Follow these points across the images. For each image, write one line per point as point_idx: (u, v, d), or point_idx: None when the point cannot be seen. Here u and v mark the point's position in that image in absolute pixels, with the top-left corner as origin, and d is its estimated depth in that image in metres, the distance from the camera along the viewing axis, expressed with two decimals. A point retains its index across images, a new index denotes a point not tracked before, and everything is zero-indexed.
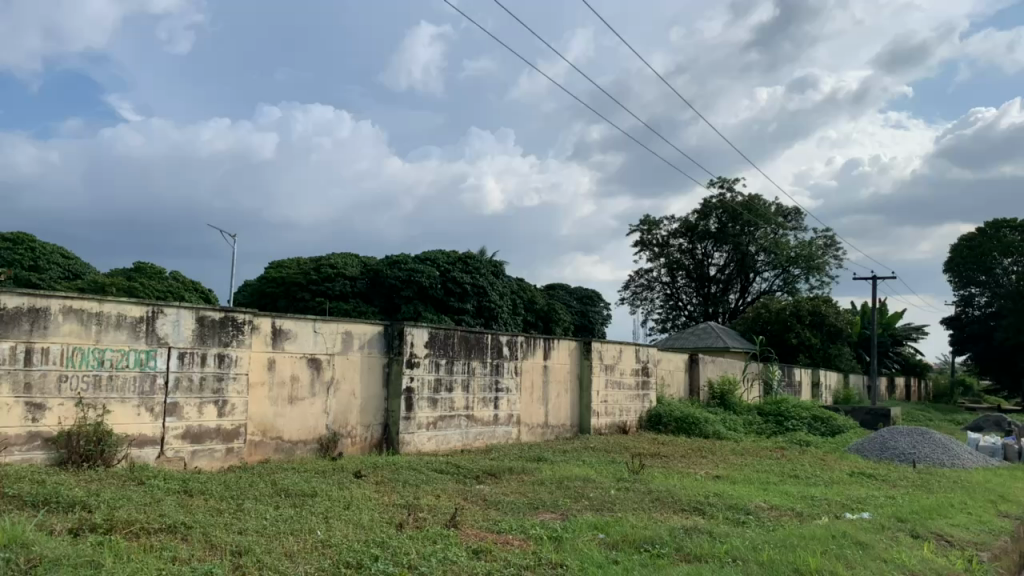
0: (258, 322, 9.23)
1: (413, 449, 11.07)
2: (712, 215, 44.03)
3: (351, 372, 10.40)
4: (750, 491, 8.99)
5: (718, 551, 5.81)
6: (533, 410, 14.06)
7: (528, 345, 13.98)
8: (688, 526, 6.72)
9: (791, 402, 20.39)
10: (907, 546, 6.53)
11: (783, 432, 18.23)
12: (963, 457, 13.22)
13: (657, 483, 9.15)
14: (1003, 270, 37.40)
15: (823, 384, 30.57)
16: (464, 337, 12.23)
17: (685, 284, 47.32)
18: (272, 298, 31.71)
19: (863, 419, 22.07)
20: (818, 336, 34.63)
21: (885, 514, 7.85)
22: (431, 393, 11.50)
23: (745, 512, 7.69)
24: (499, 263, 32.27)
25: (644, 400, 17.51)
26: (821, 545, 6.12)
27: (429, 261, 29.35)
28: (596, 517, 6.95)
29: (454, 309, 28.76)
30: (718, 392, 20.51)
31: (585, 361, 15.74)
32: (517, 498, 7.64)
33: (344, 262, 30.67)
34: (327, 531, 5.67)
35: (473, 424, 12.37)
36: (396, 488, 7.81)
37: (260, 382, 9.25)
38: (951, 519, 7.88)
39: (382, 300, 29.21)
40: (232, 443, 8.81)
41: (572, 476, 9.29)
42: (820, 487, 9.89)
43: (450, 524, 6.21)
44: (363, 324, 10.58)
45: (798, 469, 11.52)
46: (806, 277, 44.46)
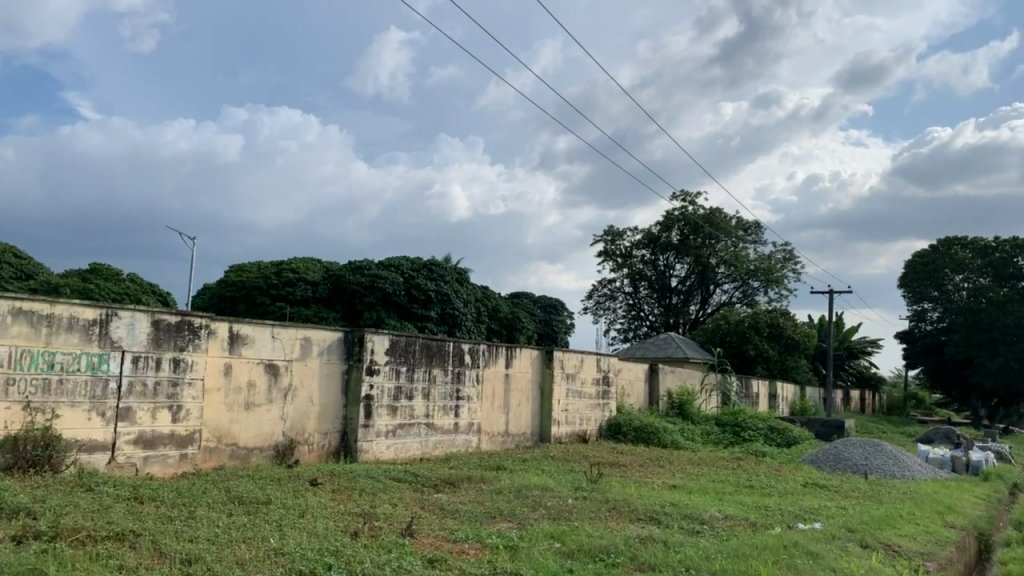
0: (215, 327, 9.11)
1: (372, 457, 11.00)
2: (675, 227, 44.53)
3: (309, 378, 10.30)
4: (705, 501, 9.09)
5: (671, 561, 5.87)
6: (494, 419, 14.06)
7: (490, 352, 13.99)
8: (644, 535, 6.78)
9: (748, 413, 20.66)
10: (856, 556, 6.66)
11: (740, 442, 18.47)
12: (913, 468, 13.55)
13: (614, 492, 9.23)
14: (954, 286, 38.33)
15: (780, 396, 31.06)
16: (425, 345, 12.22)
17: (647, 294, 47.71)
18: (231, 302, 31.29)
19: (818, 431, 22.44)
20: (776, 348, 35.15)
21: (835, 524, 8.01)
22: (391, 400, 11.44)
23: (699, 522, 7.79)
24: (463, 271, 32.24)
25: (604, 410, 17.62)
26: (774, 555, 6.21)
27: (393, 267, 29.25)
28: (553, 526, 6.97)
29: (417, 316, 28.66)
30: (677, 402, 20.73)
31: (546, 370, 15.80)
32: (474, 507, 7.63)
33: (306, 267, 30.43)
34: (281, 539, 5.61)
35: (433, 432, 12.33)
36: (352, 496, 7.74)
37: (216, 387, 9.12)
38: (899, 530, 8.05)
39: (344, 306, 29.01)
40: (186, 450, 8.67)
41: (531, 484, 9.32)
42: (774, 497, 10.05)
43: (406, 533, 6.18)
44: (322, 331, 10.49)
45: (754, 479, 11.69)
46: (766, 289, 45.15)
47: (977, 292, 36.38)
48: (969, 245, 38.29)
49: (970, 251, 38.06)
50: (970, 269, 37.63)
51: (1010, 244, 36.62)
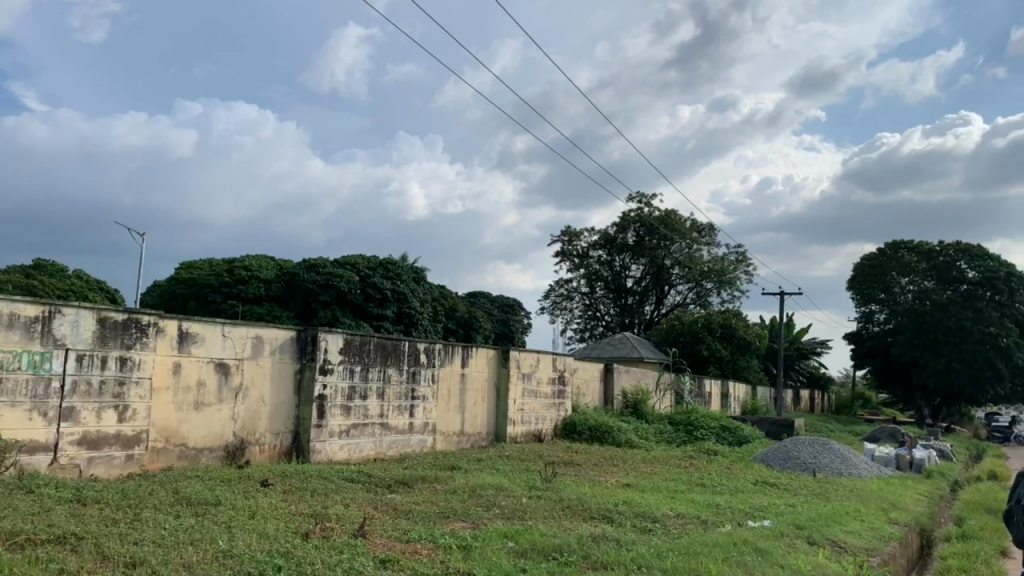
0: (164, 325, 8.93)
1: (325, 457, 10.88)
2: (631, 228, 44.94)
3: (261, 378, 10.15)
4: (658, 500, 9.19)
5: (623, 559, 5.91)
6: (449, 419, 14.01)
7: (446, 352, 13.94)
8: (596, 534, 6.81)
9: (701, 413, 20.93)
10: (804, 553, 6.79)
11: (693, 441, 18.73)
12: (859, 466, 13.89)
13: (568, 491, 9.26)
14: (901, 288, 39.32)
15: (732, 395, 31.52)
16: (380, 344, 12.13)
17: (603, 294, 48.03)
18: (182, 300, 30.62)
19: (769, 429, 22.84)
20: (727, 348, 35.68)
21: (784, 522, 8.12)
22: (345, 400, 11.34)
23: (651, 520, 7.86)
24: (420, 270, 32.08)
25: (559, 409, 17.69)
26: (724, 552, 6.30)
27: (349, 266, 28.99)
28: (506, 526, 6.95)
29: (373, 315, 28.47)
30: (631, 401, 20.92)
31: (502, 369, 15.80)
32: (428, 507, 7.59)
33: (259, 265, 29.94)
34: (229, 541, 5.52)
35: (387, 432, 12.26)
36: (304, 498, 7.64)
37: (165, 386, 8.94)
38: (846, 527, 8.23)
39: (298, 305, 28.67)
40: (133, 450, 8.48)
41: (485, 484, 9.29)
42: (725, 495, 10.20)
43: (358, 534, 6.11)
44: (274, 330, 10.35)
45: (705, 477, 11.86)
46: (719, 290, 45.84)
47: (923, 294, 37.38)
48: (914, 248, 39.38)
49: (916, 255, 39.11)
50: (916, 272, 38.65)
51: (954, 248, 37.79)
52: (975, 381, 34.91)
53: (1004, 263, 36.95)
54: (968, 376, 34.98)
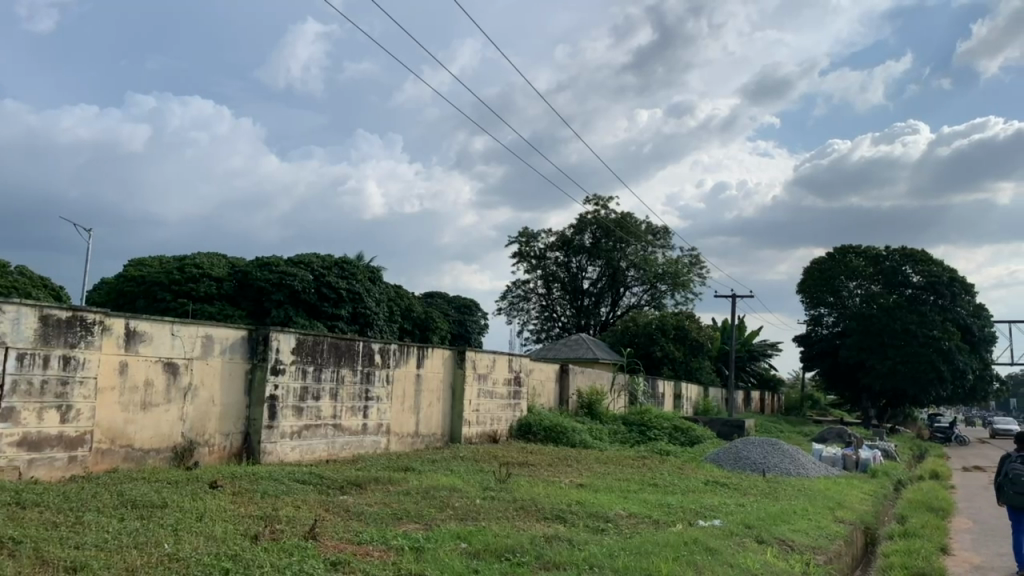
0: (110, 323, 8.71)
1: (276, 459, 10.74)
2: (587, 231, 45.26)
3: (211, 378, 9.98)
4: (611, 500, 9.26)
5: (575, 559, 5.94)
6: (404, 419, 13.93)
7: (401, 352, 13.87)
8: (549, 534, 6.83)
9: (654, 413, 21.18)
10: (753, 552, 6.89)
11: (646, 441, 18.92)
12: (807, 467, 14.18)
13: (522, 492, 9.29)
14: (850, 292, 40.22)
15: (684, 396, 31.89)
16: (334, 344, 12.02)
17: (560, 296, 48.25)
18: (131, 298, 29.84)
19: (720, 430, 23.19)
20: (681, 350, 36.15)
21: (734, 521, 8.23)
22: (297, 400, 11.21)
23: (603, 520, 7.92)
24: (376, 270, 31.85)
25: (515, 410, 17.70)
26: (674, 551, 6.37)
27: (303, 264, 28.68)
28: (459, 527, 6.95)
29: (327, 315, 28.22)
30: (586, 402, 21.05)
31: (457, 370, 15.77)
32: (381, 509, 7.55)
33: (210, 263, 29.36)
34: (176, 544, 5.41)
35: (340, 434, 12.14)
36: (254, 499, 7.54)
37: (111, 386, 8.73)
38: (793, 526, 8.39)
39: (250, 304, 28.25)
40: (75, 452, 8.25)
41: (439, 485, 9.24)
42: (677, 495, 10.32)
43: (309, 536, 6.04)
44: (224, 329, 10.18)
45: (658, 477, 12.01)
46: (673, 293, 46.41)
47: (870, 297, 38.32)
48: (862, 253, 40.34)
49: (864, 260, 40.08)
50: (865, 276, 39.58)
51: (899, 253, 38.88)
52: (918, 383, 35.89)
53: (946, 269, 38.13)
54: (912, 378, 35.95)
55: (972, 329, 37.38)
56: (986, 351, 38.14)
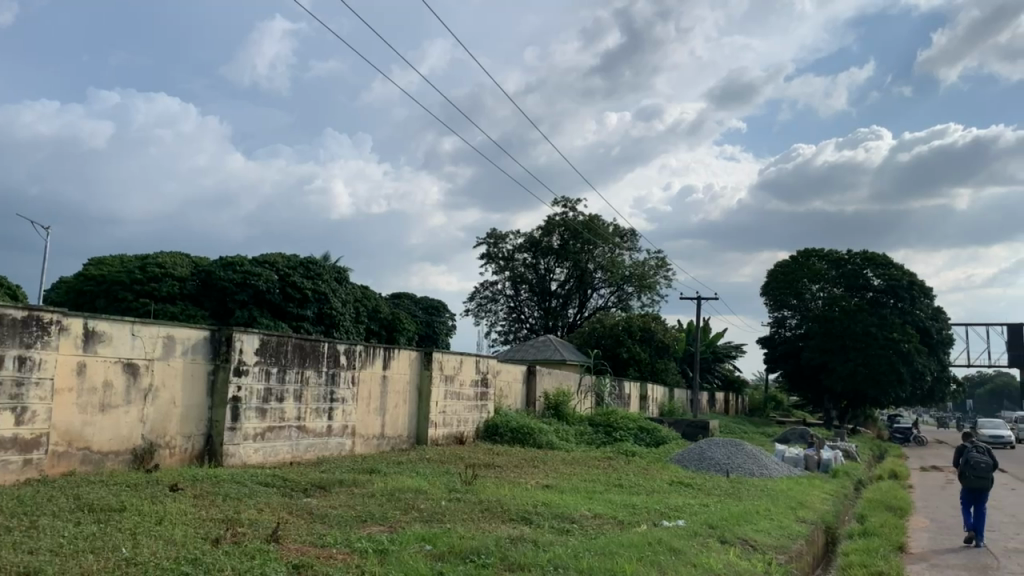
0: (68, 323, 8.54)
1: (238, 461, 10.61)
2: (555, 232, 45.37)
3: (172, 379, 9.81)
4: (576, 501, 9.31)
5: (540, 560, 5.94)
6: (369, 421, 13.83)
7: (366, 353, 13.77)
8: (515, 536, 6.84)
9: (620, 414, 21.29)
10: (716, 552, 6.96)
11: (612, 442, 19.02)
12: (769, 467, 14.35)
13: (488, 493, 9.27)
14: (812, 295, 40.77)
15: (650, 397, 32.09)
16: (298, 345, 11.90)
17: (528, 297, 48.29)
18: (91, 298, 29.17)
19: (685, 431, 23.39)
20: (646, 351, 36.44)
21: (697, 522, 8.31)
22: (260, 402, 11.07)
23: (569, 521, 7.94)
24: (342, 270, 31.63)
25: (481, 411, 17.66)
26: (639, 552, 6.40)
27: (268, 264, 28.40)
28: (424, 528, 6.93)
29: (292, 315, 28.02)
30: (553, 403, 21.10)
31: (424, 371, 15.72)
32: (346, 512, 7.47)
33: (173, 261, 28.81)
34: (134, 548, 5.31)
35: (304, 436, 12.02)
36: (216, 502, 7.43)
37: (68, 387, 8.54)
38: (755, 525, 8.49)
39: (213, 304, 27.86)
40: (29, 455, 8.07)
41: (404, 487, 9.21)
42: (641, 495, 10.37)
43: (272, 539, 5.97)
44: (186, 329, 10.03)
45: (623, 478, 12.05)
46: (639, 295, 46.75)
47: (832, 300, 38.90)
48: (824, 257, 40.97)
49: (826, 263, 40.69)
50: (827, 279, 40.15)
51: (861, 257, 39.55)
52: (879, 385, 36.55)
53: (906, 272, 38.89)
54: (873, 380, 36.61)
55: (930, 332, 38.17)
56: (944, 353, 38.95)
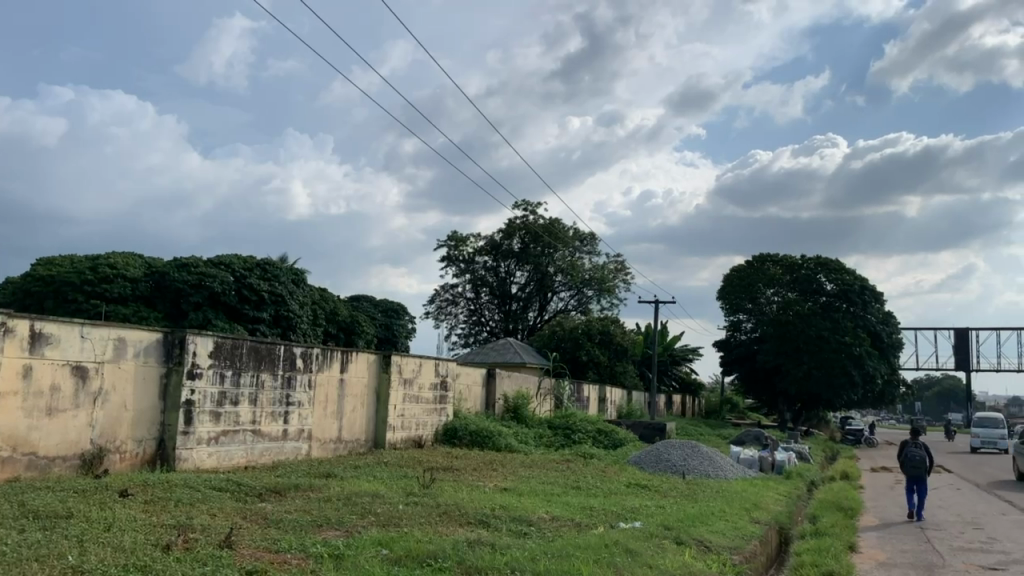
0: (14, 324, 8.30)
1: (191, 466, 10.43)
2: (516, 236, 45.50)
3: (123, 382, 9.62)
4: (534, 503, 9.32)
5: (497, 563, 5.95)
6: (326, 425, 13.69)
7: (324, 357, 13.65)
8: (472, 539, 6.82)
9: (579, 416, 21.40)
10: (672, 553, 7.05)
11: (570, 445, 19.10)
12: (725, 469, 14.54)
13: (446, 497, 9.22)
14: (766, 299, 41.32)
15: (609, 400, 32.27)
16: (254, 348, 11.73)
17: (488, 300, 48.27)
18: (38, 299, 28.36)
19: (642, 433, 23.63)
20: (605, 354, 36.67)
21: (654, 523, 8.42)
22: (214, 406, 10.90)
23: (526, 523, 7.97)
24: (300, 272, 31.29)
25: (439, 414, 17.60)
26: (596, 554, 6.45)
27: (223, 265, 28.01)
28: (381, 533, 6.89)
29: (248, 318, 27.73)
30: (512, 406, 21.10)
31: (383, 373, 15.63)
32: (301, 516, 7.40)
33: (126, 262, 28.18)
34: (80, 555, 5.19)
35: (259, 439, 11.86)
36: (166, 508, 7.27)
37: (13, 391, 8.30)
38: (711, 527, 8.61)
39: (167, 305, 27.35)
40: None
41: (361, 491, 9.12)
42: (599, 497, 10.46)
43: (224, 545, 5.89)
44: (137, 331, 9.82)
45: (582, 480, 12.12)
46: (598, 298, 47.10)
47: (786, 304, 39.53)
48: (779, 261, 41.51)
49: (780, 267, 41.27)
50: (781, 283, 40.74)
51: (814, 262, 40.28)
52: (832, 387, 37.33)
53: (857, 277, 39.69)
54: (826, 382, 37.38)
55: (881, 335, 39.13)
56: (894, 356, 39.90)
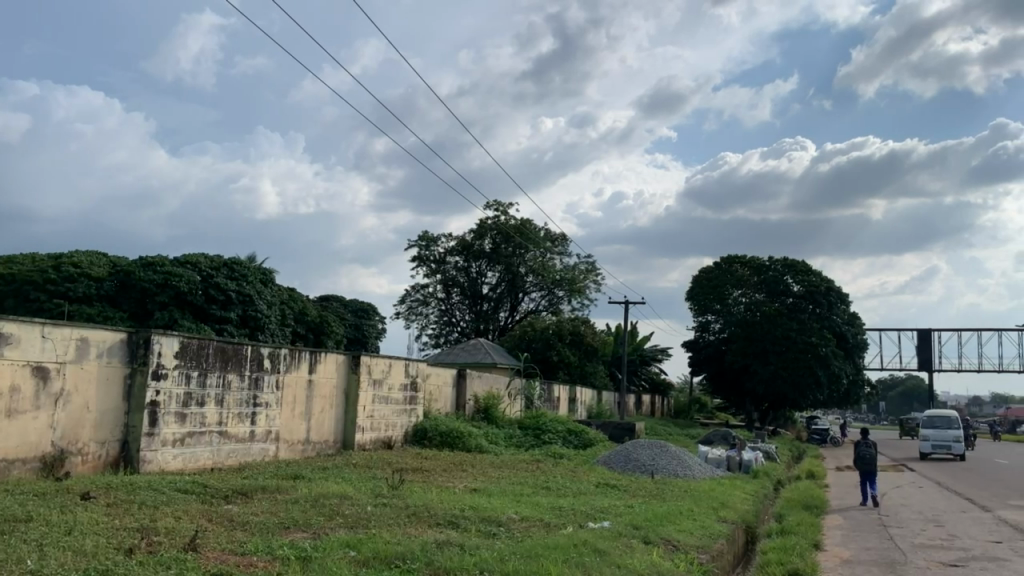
0: None
1: (156, 468, 10.27)
2: (487, 236, 45.50)
3: (86, 383, 9.45)
4: (503, 504, 9.31)
5: (466, 564, 5.93)
6: (294, 426, 13.57)
7: (292, 357, 13.53)
8: (441, 540, 6.80)
9: (549, 417, 21.44)
10: (640, 552, 7.09)
11: (540, 445, 19.13)
12: (692, 468, 14.64)
13: (414, 498, 9.18)
14: (734, 300, 41.68)
15: (579, 400, 32.37)
16: (220, 348, 11.59)
17: (459, 301, 48.19)
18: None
19: (612, 433, 23.76)
20: (576, 354, 36.78)
21: (623, 522, 8.47)
22: (180, 407, 10.75)
23: (496, 524, 7.96)
24: (268, 271, 30.99)
25: (409, 415, 17.52)
26: (563, 554, 6.46)
27: (190, 264, 27.61)
28: (349, 534, 6.86)
29: (215, 317, 27.43)
30: (483, 406, 21.07)
31: (352, 375, 15.52)
32: (267, 518, 7.33)
33: (90, 261, 27.68)
34: (40, 560, 5.09)
35: (225, 441, 11.72)
36: (130, 511, 7.15)
37: None
38: (678, 526, 8.66)
39: (132, 305, 26.93)
40: None
41: (330, 492, 9.07)
42: (568, 497, 10.49)
43: (188, 548, 5.80)
44: (101, 331, 9.67)
45: (551, 480, 12.16)
46: (569, 299, 47.23)
47: (754, 305, 39.95)
48: (747, 263, 41.92)
49: (748, 269, 41.70)
50: (749, 285, 41.14)
51: (781, 264, 40.70)
52: (798, 388, 37.85)
53: (824, 279, 40.24)
54: (792, 382, 37.88)
55: (847, 336, 39.71)
56: (860, 357, 40.53)
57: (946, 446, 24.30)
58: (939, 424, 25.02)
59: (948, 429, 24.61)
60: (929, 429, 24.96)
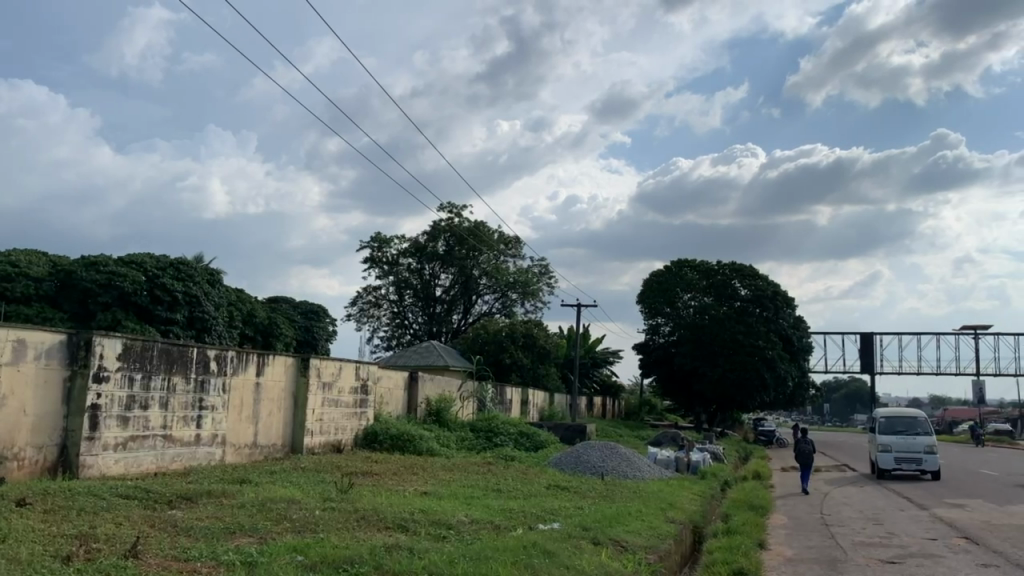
0: None
1: (96, 472, 10.02)
2: (441, 238, 45.36)
3: (22, 387, 9.16)
4: (454, 507, 9.27)
5: (414, 567, 5.91)
6: (241, 429, 13.36)
7: (239, 360, 13.30)
8: (389, 544, 6.77)
9: (501, 419, 21.43)
10: (587, 553, 7.16)
11: (491, 448, 19.13)
12: (642, 470, 14.82)
13: (364, 502, 9.10)
14: (684, 303, 42.21)
15: (531, 402, 32.42)
16: (165, 350, 11.35)
17: (411, 303, 47.92)
18: None
19: (563, 434, 23.88)
20: (529, 357, 36.87)
21: (572, 524, 8.52)
22: (122, 410, 10.49)
23: (445, 527, 7.96)
24: (216, 272, 30.42)
25: (360, 418, 17.38)
26: (513, 556, 6.49)
27: (135, 263, 26.96)
28: (295, 539, 6.78)
29: (161, 319, 26.86)
30: (435, 409, 20.97)
31: (301, 379, 15.32)
32: (212, 523, 7.20)
33: (28, 260, 26.86)
34: None
35: (170, 445, 11.49)
36: (68, 517, 6.96)
37: None
38: (627, 527, 8.75)
39: (73, 305, 26.21)
40: None
41: (277, 497, 8.95)
42: (519, 500, 10.51)
43: (129, 555, 5.66)
44: (39, 332, 9.39)
45: (502, 482, 12.19)
46: (522, 301, 47.37)
47: (703, 309, 40.51)
48: (696, 267, 42.46)
49: (697, 273, 42.24)
50: (699, 288, 41.67)
51: (729, 267, 41.38)
52: (746, 389, 38.55)
53: (770, 283, 41.01)
54: (739, 384, 38.58)
55: (792, 339, 40.61)
56: (804, 360, 41.48)
57: (917, 457, 20.63)
58: (903, 428, 21.26)
59: (916, 436, 20.94)
60: (893, 436, 21.09)
